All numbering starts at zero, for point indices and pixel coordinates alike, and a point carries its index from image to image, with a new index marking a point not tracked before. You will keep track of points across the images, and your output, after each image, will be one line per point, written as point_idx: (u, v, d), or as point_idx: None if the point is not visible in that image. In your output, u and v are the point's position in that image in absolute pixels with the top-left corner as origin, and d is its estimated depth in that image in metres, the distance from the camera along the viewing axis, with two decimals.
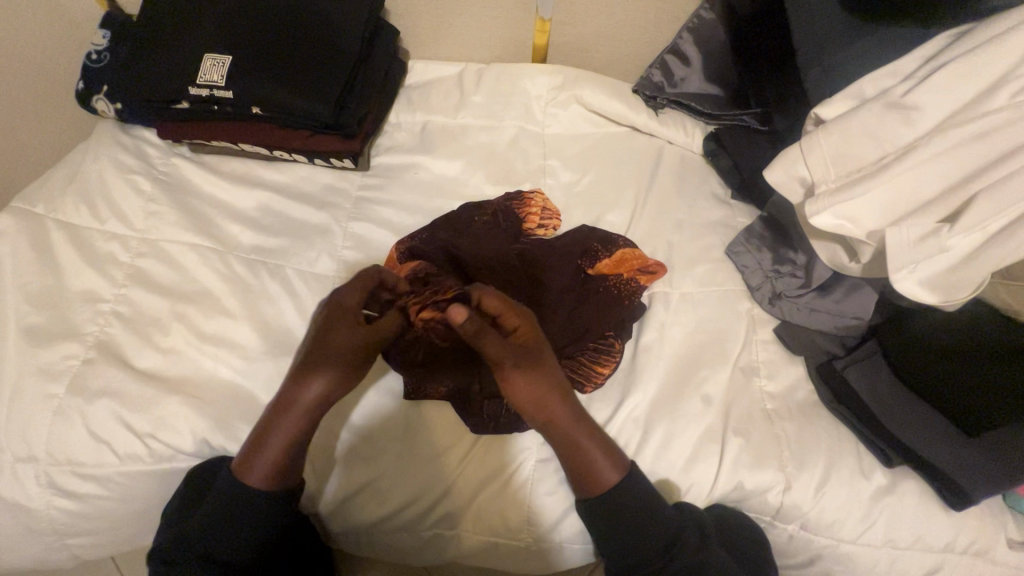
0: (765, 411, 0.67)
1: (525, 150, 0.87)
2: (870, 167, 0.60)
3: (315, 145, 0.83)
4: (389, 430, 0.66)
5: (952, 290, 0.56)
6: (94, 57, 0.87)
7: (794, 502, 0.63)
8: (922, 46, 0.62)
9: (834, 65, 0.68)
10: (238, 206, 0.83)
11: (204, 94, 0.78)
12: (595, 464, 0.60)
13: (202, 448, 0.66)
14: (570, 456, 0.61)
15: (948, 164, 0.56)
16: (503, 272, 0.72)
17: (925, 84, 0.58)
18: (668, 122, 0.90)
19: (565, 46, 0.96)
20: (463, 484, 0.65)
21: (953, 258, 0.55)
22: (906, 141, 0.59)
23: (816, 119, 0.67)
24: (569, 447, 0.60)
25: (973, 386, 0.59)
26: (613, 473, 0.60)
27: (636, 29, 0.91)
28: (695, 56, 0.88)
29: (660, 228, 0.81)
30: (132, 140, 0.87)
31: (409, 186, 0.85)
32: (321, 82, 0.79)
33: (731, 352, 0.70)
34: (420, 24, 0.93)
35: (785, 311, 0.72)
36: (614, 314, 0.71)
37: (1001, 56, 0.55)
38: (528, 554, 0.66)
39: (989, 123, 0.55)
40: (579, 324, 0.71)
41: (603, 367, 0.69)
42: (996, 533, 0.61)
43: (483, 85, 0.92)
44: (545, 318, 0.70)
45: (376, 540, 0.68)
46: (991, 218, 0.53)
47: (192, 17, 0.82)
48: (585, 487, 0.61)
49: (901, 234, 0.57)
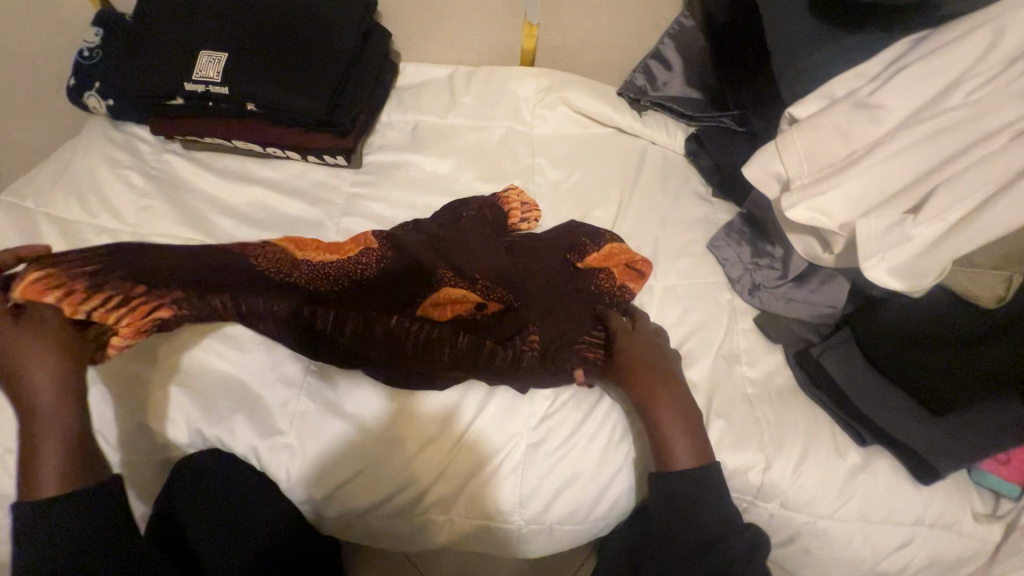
0: (746, 396, 0.70)
1: (514, 149, 0.90)
2: (841, 162, 0.64)
3: (308, 142, 0.85)
4: (384, 418, 0.67)
5: (918, 276, 0.60)
6: (86, 54, 0.88)
7: (774, 481, 0.66)
8: (885, 51, 0.67)
9: (805, 70, 0.71)
10: (229, 201, 0.84)
11: (200, 90, 0.80)
12: (672, 446, 0.62)
13: (196, 439, 0.67)
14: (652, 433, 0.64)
15: (912, 159, 0.60)
16: (490, 263, 0.74)
17: (889, 85, 0.62)
18: (651, 123, 0.94)
19: (552, 50, 0.99)
20: (459, 468, 0.66)
21: (919, 246, 0.59)
22: (874, 137, 0.63)
23: (790, 118, 0.70)
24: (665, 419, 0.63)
25: (945, 373, 0.62)
26: (689, 458, 0.62)
27: (620, 35, 0.96)
28: (676, 61, 0.93)
29: (645, 223, 0.84)
30: (123, 137, 0.88)
31: (401, 183, 0.87)
32: (316, 79, 0.81)
33: (713, 341, 0.73)
34: (412, 27, 0.96)
35: (763, 301, 0.76)
36: (602, 309, 0.72)
37: (953, 60, 0.60)
38: (519, 538, 0.68)
39: (945, 121, 0.60)
40: (566, 318, 0.72)
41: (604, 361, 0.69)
42: (961, 506, 0.64)
43: (473, 87, 0.95)
44: (529, 306, 0.72)
45: (370, 526, 0.69)
46: (951, 208, 0.57)
47: (186, 15, 0.83)
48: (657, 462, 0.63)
49: (870, 224, 0.60)
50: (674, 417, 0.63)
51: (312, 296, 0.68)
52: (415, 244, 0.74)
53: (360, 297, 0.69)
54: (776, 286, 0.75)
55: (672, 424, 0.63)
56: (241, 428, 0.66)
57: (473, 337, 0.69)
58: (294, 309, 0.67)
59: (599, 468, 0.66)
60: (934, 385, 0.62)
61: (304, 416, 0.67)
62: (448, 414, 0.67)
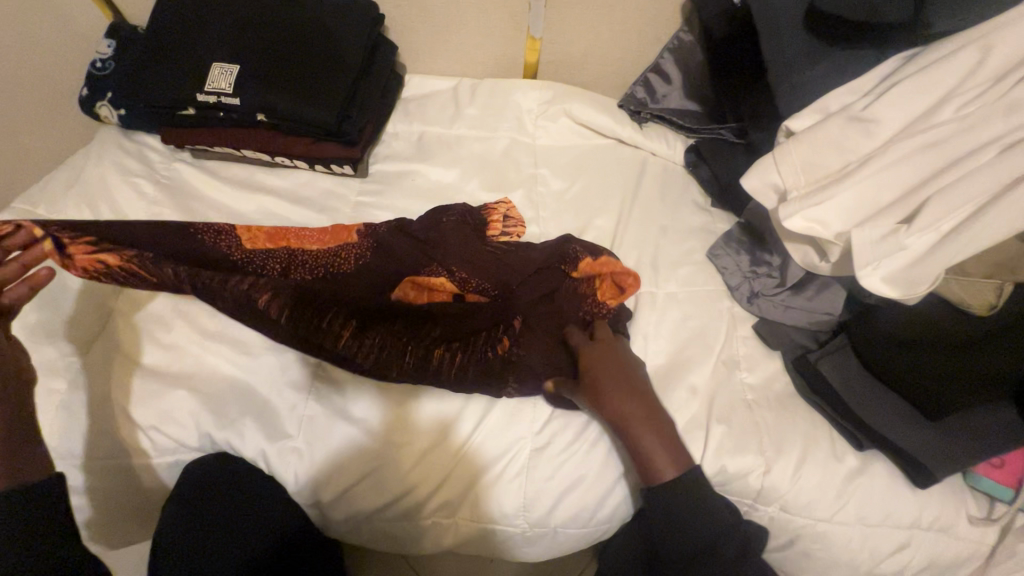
0: (746, 401, 0.71)
1: (517, 159, 0.92)
2: (836, 174, 0.66)
3: (317, 152, 0.86)
4: (389, 421, 0.68)
5: (912, 284, 0.62)
6: (99, 65, 0.90)
7: (774, 484, 0.67)
8: (878, 67, 0.69)
9: (803, 83, 0.73)
10: (238, 209, 0.85)
11: (211, 101, 0.82)
12: (651, 452, 0.62)
13: (206, 443, 0.68)
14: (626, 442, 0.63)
15: (904, 172, 0.62)
16: (469, 255, 0.75)
17: (882, 100, 0.65)
18: (651, 135, 0.96)
19: (554, 63, 1.01)
20: (464, 471, 0.67)
21: (912, 257, 0.61)
22: (868, 149, 0.65)
23: (787, 131, 0.73)
24: (638, 425, 0.63)
25: (942, 378, 0.63)
26: (670, 469, 0.62)
27: (621, 49, 0.98)
28: (675, 74, 0.95)
29: (646, 232, 0.86)
30: (134, 146, 0.90)
31: (406, 191, 0.88)
32: (325, 91, 0.83)
33: (713, 347, 0.75)
34: (418, 40, 0.99)
35: (761, 308, 0.77)
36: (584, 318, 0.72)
37: (942, 77, 0.63)
38: (523, 541, 0.69)
39: (936, 135, 0.62)
40: (539, 319, 0.72)
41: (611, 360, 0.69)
42: (957, 509, 0.65)
43: (477, 99, 0.97)
44: (515, 301, 0.73)
45: (375, 529, 0.70)
46: (943, 219, 0.59)
47: (198, 27, 0.85)
48: (643, 474, 0.63)
49: (865, 233, 0.62)
50: (642, 426, 0.63)
51: (299, 284, 0.71)
52: (398, 242, 0.75)
53: (335, 289, 0.72)
54: (774, 294, 0.76)
55: (651, 436, 0.62)
56: (250, 432, 0.67)
57: (441, 322, 0.71)
58: (278, 293, 0.69)
59: (602, 472, 0.67)
60: (930, 390, 0.64)
61: (312, 421, 0.68)
62: (452, 418, 0.69)
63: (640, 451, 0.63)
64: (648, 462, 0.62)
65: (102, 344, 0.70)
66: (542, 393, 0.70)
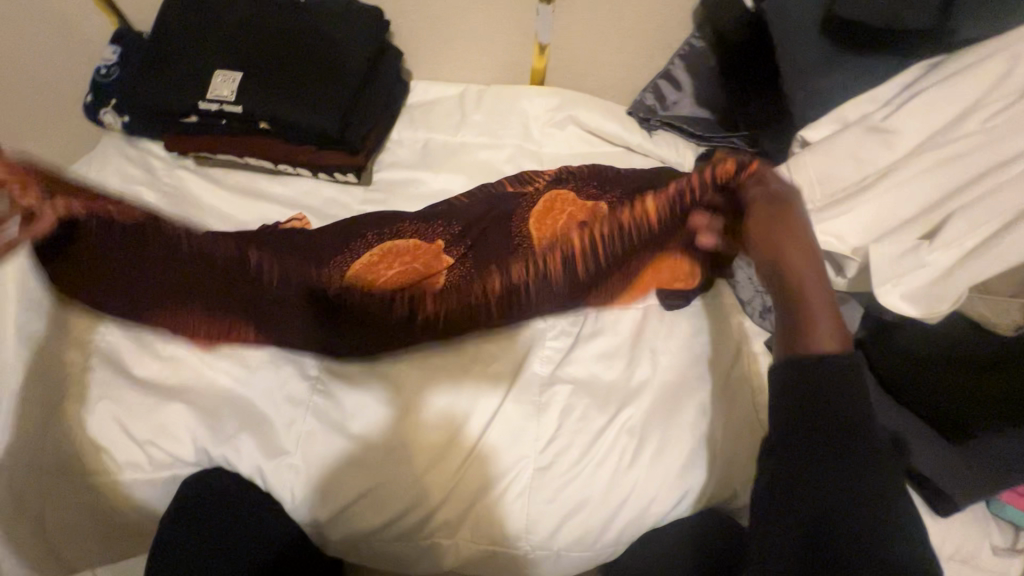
0: (756, 420, 0.70)
1: (523, 167, 0.91)
2: (853, 186, 0.63)
3: (321, 159, 0.85)
4: (384, 439, 0.66)
5: (935, 302, 0.58)
6: (104, 72, 0.90)
7: None
8: (899, 76, 0.67)
9: (820, 91, 0.69)
10: (240, 218, 0.84)
11: (214, 108, 0.81)
12: (816, 324, 0.50)
13: (203, 457, 0.66)
14: (803, 309, 0.51)
15: (925, 186, 0.60)
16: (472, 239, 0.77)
17: (903, 111, 0.62)
18: (661, 142, 0.94)
19: (562, 69, 1.00)
20: (464, 491, 0.65)
21: (935, 273, 0.58)
22: (887, 161, 0.63)
23: (802, 141, 0.70)
24: (814, 301, 0.52)
25: (958, 398, 0.61)
26: (835, 342, 0.49)
27: (631, 55, 0.96)
28: (686, 81, 0.92)
29: None
30: (137, 152, 0.90)
31: (410, 199, 0.87)
32: (328, 97, 0.81)
33: (725, 365, 0.72)
34: (424, 46, 0.97)
35: (775, 323, 0.72)
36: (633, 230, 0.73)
37: (962, 90, 0.62)
38: (524, 564, 0.66)
39: (955, 149, 0.60)
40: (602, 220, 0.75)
41: (801, 334, 0.50)
42: (980, 540, 0.62)
43: (484, 106, 0.95)
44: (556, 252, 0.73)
45: (373, 549, 0.68)
46: (966, 235, 0.57)
47: (202, 33, 0.84)
48: (792, 342, 0.51)
49: (885, 248, 0.59)
50: (807, 277, 0.53)
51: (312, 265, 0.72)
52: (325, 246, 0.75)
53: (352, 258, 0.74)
54: None
55: (817, 301, 0.52)
56: (248, 448, 0.66)
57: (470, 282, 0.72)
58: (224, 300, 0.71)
59: (608, 493, 0.65)
60: (948, 412, 0.62)
61: (311, 436, 0.66)
62: (453, 436, 0.67)
63: (792, 327, 0.52)
64: (808, 323, 0.51)
65: (100, 355, 0.69)
66: (547, 410, 0.68)
